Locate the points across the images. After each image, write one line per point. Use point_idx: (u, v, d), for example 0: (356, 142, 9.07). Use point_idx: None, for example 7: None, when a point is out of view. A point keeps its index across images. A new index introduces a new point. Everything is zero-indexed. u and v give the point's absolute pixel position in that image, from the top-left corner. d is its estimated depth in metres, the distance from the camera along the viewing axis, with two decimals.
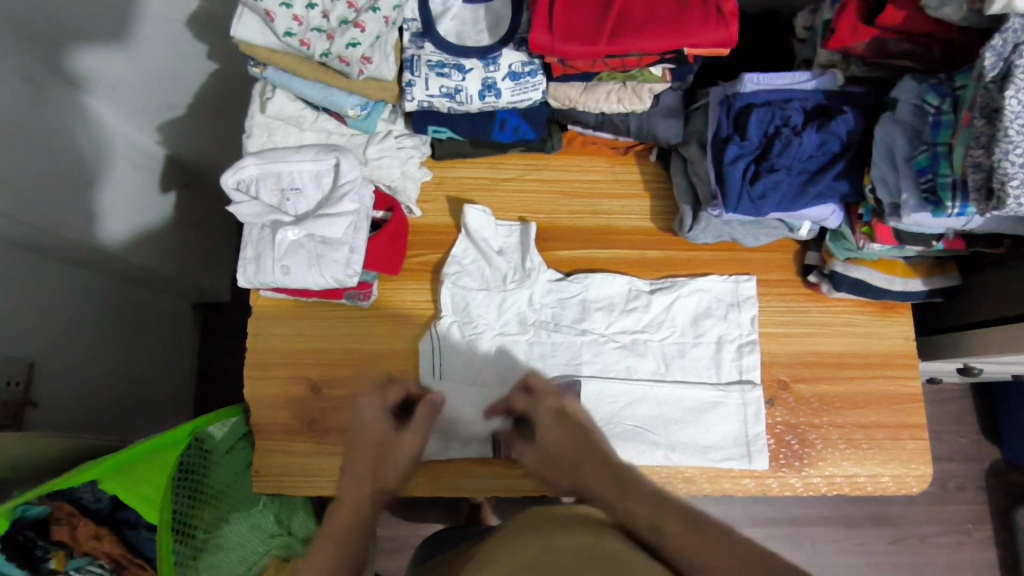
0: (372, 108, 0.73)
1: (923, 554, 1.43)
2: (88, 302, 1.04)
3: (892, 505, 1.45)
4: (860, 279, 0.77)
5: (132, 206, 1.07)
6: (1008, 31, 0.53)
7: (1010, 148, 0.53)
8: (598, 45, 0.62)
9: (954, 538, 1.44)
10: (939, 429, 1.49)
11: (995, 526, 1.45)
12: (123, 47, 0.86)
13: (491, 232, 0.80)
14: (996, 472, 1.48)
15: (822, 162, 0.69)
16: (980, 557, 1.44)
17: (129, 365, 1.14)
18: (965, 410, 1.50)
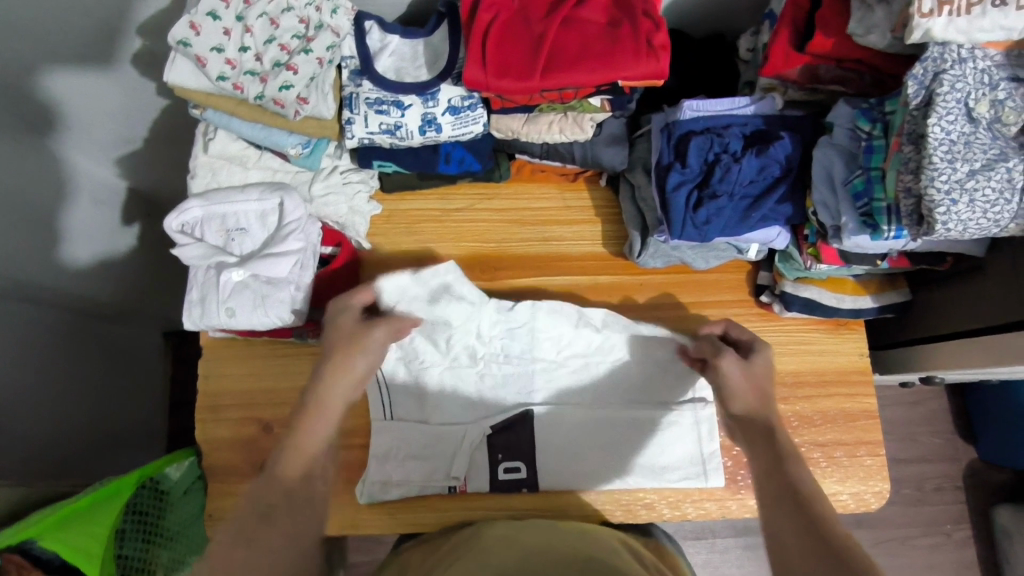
0: (314, 145, 0.73)
1: (904, 556, 1.44)
2: (51, 340, 1.02)
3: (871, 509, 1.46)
4: (810, 298, 0.77)
5: (91, 240, 1.07)
6: (927, 60, 0.55)
7: (935, 174, 0.54)
8: (532, 80, 0.62)
9: (934, 539, 1.45)
10: (915, 430, 1.49)
11: (974, 525, 1.46)
12: (74, 89, 0.86)
13: (416, 287, 0.75)
14: (972, 472, 1.48)
15: (764, 187, 0.69)
16: (961, 557, 1.45)
17: (97, 401, 1.13)
18: (941, 411, 1.51)
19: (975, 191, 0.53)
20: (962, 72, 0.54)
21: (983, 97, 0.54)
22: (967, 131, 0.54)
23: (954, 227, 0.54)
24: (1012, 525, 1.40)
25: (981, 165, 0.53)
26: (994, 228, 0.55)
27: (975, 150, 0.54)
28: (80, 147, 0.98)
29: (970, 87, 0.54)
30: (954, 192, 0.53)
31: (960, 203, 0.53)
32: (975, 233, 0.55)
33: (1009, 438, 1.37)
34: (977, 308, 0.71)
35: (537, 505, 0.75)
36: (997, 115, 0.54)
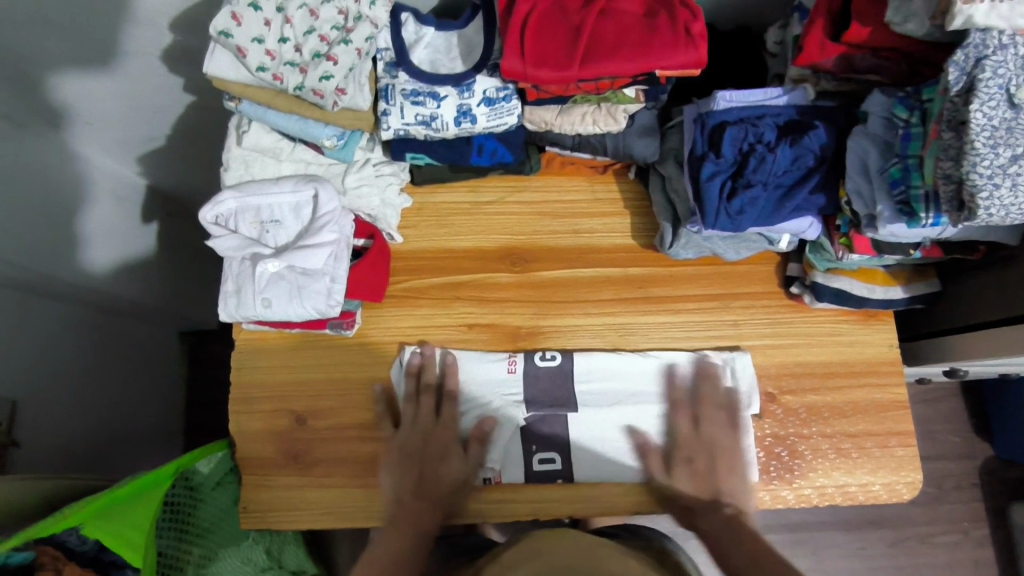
0: (348, 137, 0.73)
1: (923, 555, 1.44)
2: (73, 340, 1.03)
3: (889, 507, 1.46)
4: (842, 289, 0.77)
5: (111, 241, 1.06)
6: (969, 46, 0.55)
7: (978, 160, 0.54)
8: (571, 70, 0.62)
9: (952, 538, 1.45)
10: (931, 428, 1.49)
11: (992, 524, 1.45)
12: (99, 84, 0.86)
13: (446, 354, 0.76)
14: (990, 470, 1.48)
15: (797, 178, 0.70)
16: (979, 555, 1.44)
17: (118, 400, 1.14)
18: (957, 409, 1.51)
19: (1018, 176, 0.53)
20: (1004, 58, 0.54)
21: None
22: (1009, 117, 0.54)
23: (996, 212, 0.55)
24: None
25: None
26: None
27: (1017, 136, 0.54)
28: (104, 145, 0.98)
29: (1012, 73, 0.54)
30: (997, 177, 0.54)
31: (1003, 189, 0.54)
32: (1016, 220, 0.55)
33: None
34: (1009, 297, 0.71)
35: (572, 497, 0.75)
36: None
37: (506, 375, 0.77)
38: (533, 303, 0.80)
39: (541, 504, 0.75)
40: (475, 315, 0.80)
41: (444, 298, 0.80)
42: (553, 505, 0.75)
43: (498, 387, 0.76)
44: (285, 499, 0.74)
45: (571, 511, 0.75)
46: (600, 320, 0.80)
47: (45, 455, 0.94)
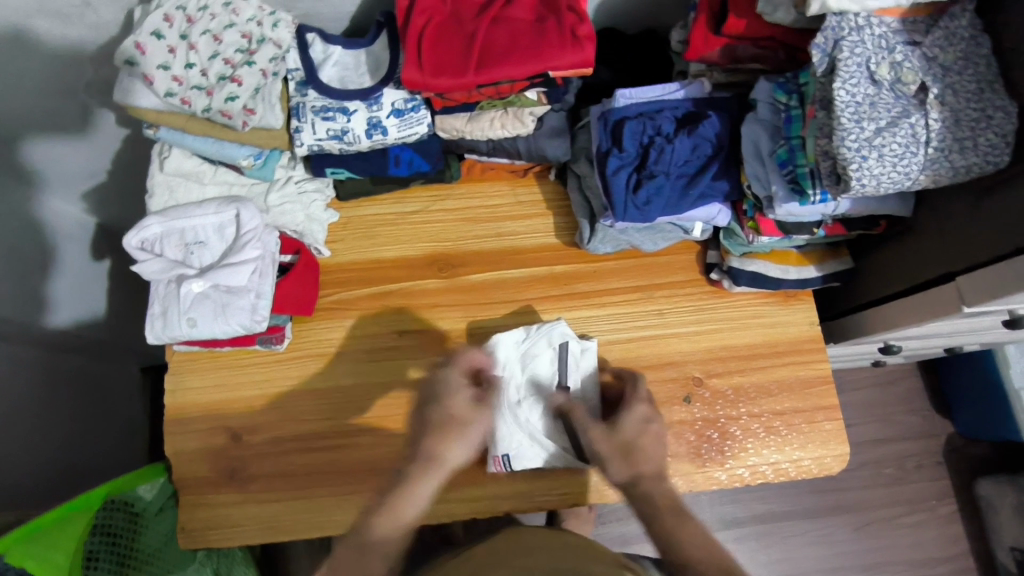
0: (267, 156, 0.75)
1: (891, 536, 1.45)
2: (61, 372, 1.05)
3: (855, 491, 1.48)
4: (757, 272, 0.80)
5: (71, 280, 1.06)
6: (828, 30, 0.58)
7: (845, 134, 0.57)
8: (467, 76, 0.65)
9: (920, 517, 1.46)
10: (891, 409, 1.52)
11: (959, 501, 1.48)
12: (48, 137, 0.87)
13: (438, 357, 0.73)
14: (952, 446, 1.51)
15: (698, 166, 0.73)
16: (947, 532, 1.46)
17: (103, 431, 1.15)
18: (915, 388, 1.54)
19: (883, 147, 0.57)
20: (860, 38, 0.58)
21: (882, 60, 0.58)
22: (872, 93, 0.58)
23: (868, 183, 0.57)
24: (994, 496, 1.42)
25: (886, 123, 0.57)
26: (908, 181, 0.58)
27: (880, 110, 0.57)
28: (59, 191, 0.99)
29: (869, 52, 0.58)
30: (864, 149, 0.57)
31: (871, 160, 0.57)
32: (889, 188, 0.58)
33: (983, 408, 1.39)
34: (908, 269, 0.75)
35: (512, 493, 0.77)
36: (898, 76, 0.58)
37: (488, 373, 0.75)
38: (463, 307, 0.82)
39: (486, 502, 0.77)
40: (406, 321, 0.82)
41: (376, 307, 0.82)
42: (492, 502, 0.77)
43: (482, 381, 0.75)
44: (221, 517, 0.74)
45: (511, 507, 0.77)
46: (529, 318, 0.82)
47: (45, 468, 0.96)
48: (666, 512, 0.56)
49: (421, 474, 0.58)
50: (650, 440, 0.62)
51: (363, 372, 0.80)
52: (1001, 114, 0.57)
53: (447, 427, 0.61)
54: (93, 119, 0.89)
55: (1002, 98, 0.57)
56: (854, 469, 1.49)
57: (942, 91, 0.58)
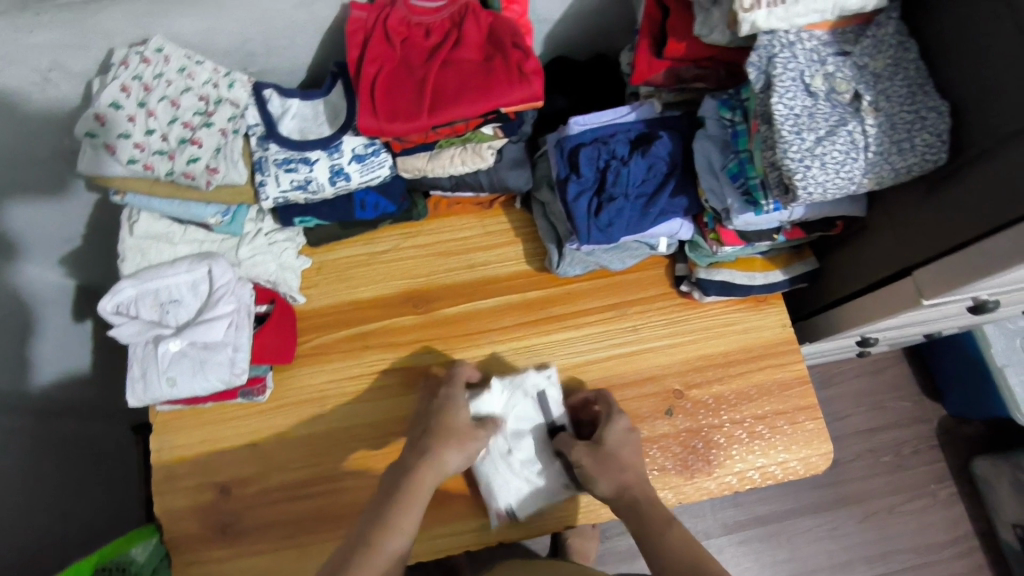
0: (234, 212, 0.77)
1: (895, 525, 1.46)
2: (62, 435, 1.05)
3: (854, 483, 1.48)
4: (724, 281, 0.82)
5: (54, 344, 1.04)
6: (760, 48, 0.61)
7: (787, 147, 0.59)
8: (422, 118, 0.67)
9: (921, 503, 1.47)
10: (881, 398, 1.54)
11: (957, 483, 1.49)
12: (17, 210, 0.88)
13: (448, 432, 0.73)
14: (945, 429, 1.52)
15: (656, 185, 0.75)
16: (950, 516, 1.47)
17: (104, 493, 1.13)
18: (903, 374, 1.56)
19: (824, 156, 0.59)
20: (792, 54, 0.60)
21: (816, 73, 0.60)
22: (809, 104, 0.60)
23: (815, 190, 0.59)
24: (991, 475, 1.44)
25: (825, 133, 0.59)
26: (852, 185, 0.60)
27: (818, 120, 0.60)
28: (37, 256, 0.96)
29: (803, 66, 0.60)
30: (807, 159, 0.59)
31: (814, 169, 0.59)
32: (835, 193, 0.60)
33: (971, 388, 1.41)
34: (866, 267, 0.76)
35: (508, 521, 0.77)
36: (832, 86, 0.60)
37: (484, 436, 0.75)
38: (441, 340, 0.83)
39: (482, 532, 0.77)
40: (385, 360, 0.82)
41: (355, 349, 0.83)
42: (489, 532, 0.77)
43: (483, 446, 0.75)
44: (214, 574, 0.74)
45: (507, 535, 0.77)
46: (507, 345, 0.83)
47: (48, 535, 0.96)
48: (657, 526, 0.62)
49: (427, 468, 0.66)
50: (630, 450, 0.71)
51: (347, 415, 0.80)
52: (934, 114, 0.59)
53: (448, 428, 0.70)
54: (59, 187, 0.89)
55: (934, 99, 0.60)
56: (852, 460, 1.50)
57: (875, 98, 0.60)
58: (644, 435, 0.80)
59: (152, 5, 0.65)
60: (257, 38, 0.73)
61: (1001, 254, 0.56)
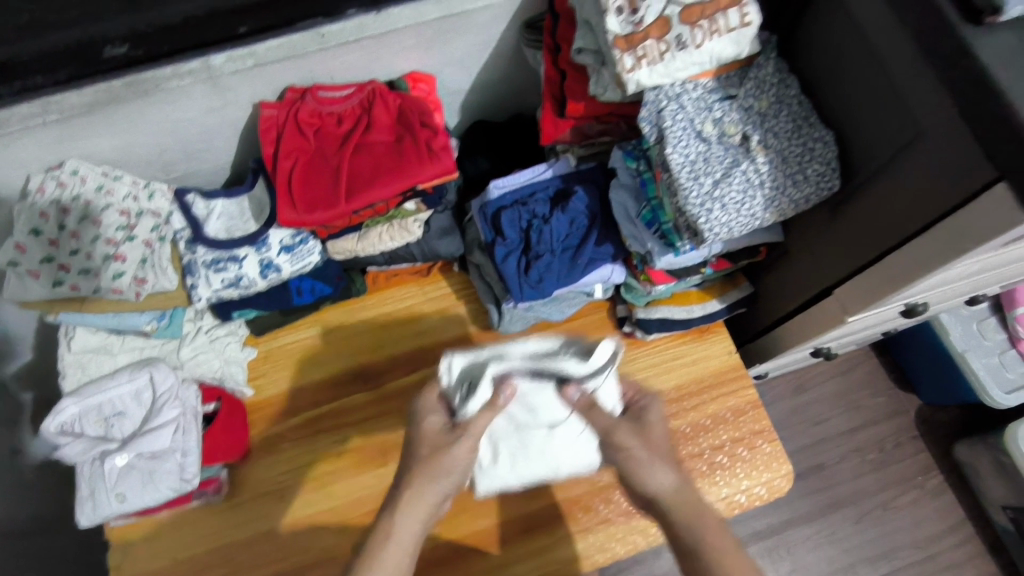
0: (170, 315, 0.78)
1: (891, 521, 1.46)
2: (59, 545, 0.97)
3: (846, 485, 1.48)
4: (663, 318, 0.84)
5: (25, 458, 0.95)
6: (649, 104, 0.64)
7: (686, 193, 0.62)
8: (340, 206, 0.69)
9: (911, 496, 1.47)
10: (857, 397, 1.55)
11: (942, 471, 1.49)
12: None
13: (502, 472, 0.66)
14: (922, 418, 1.53)
15: (580, 237, 0.76)
16: (939, 505, 1.47)
17: None
18: (874, 370, 1.57)
19: (722, 197, 0.61)
20: (679, 105, 0.63)
21: (705, 119, 0.63)
22: (703, 149, 0.63)
23: (721, 230, 0.61)
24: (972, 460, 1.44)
25: (721, 175, 0.62)
26: (756, 221, 0.62)
27: (713, 163, 0.62)
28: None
29: (691, 115, 0.63)
30: (707, 203, 0.61)
31: (716, 211, 0.61)
32: (740, 231, 0.63)
33: (938, 377, 1.42)
34: (792, 289, 0.79)
35: None
36: (722, 130, 0.63)
37: (515, 438, 0.65)
38: (395, 414, 0.83)
39: None
40: (341, 440, 0.82)
41: (309, 433, 0.83)
42: None
43: (524, 445, 0.65)
44: None
45: None
46: None
47: None
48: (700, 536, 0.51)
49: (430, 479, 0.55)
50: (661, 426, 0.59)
51: (323, 493, 0.80)
52: (821, 144, 0.62)
53: (415, 482, 0.55)
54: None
55: (818, 129, 0.63)
56: (839, 462, 1.50)
57: (764, 136, 0.63)
58: (606, 480, 0.81)
59: (63, 131, 0.68)
60: (177, 146, 0.76)
61: (915, 266, 0.57)
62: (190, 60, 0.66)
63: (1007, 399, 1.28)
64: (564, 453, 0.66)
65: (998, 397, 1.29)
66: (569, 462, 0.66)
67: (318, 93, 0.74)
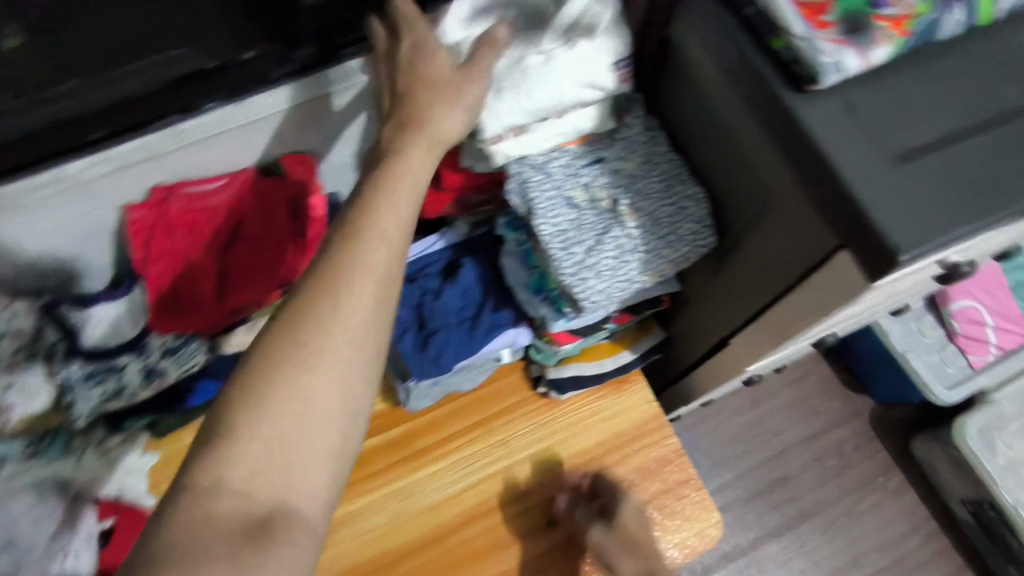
0: (53, 436, 0.72)
1: (858, 527, 1.31)
2: None
3: (809, 494, 1.32)
4: (576, 374, 0.82)
5: None
6: (513, 176, 0.61)
7: (560, 265, 0.60)
8: (212, 314, 0.73)
9: (875, 497, 1.33)
10: (813, 403, 1.40)
11: (902, 469, 1.36)
12: None
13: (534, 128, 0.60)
14: (876, 417, 1.40)
15: (476, 306, 0.75)
16: (905, 505, 1.33)
17: None
18: (826, 375, 1.43)
19: (597, 265, 0.60)
20: (543, 175, 0.61)
21: (573, 185, 0.62)
22: (574, 217, 0.61)
23: (599, 298, 0.60)
24: (929, 456, 1.31)
25: (594, 243, 0.60)
26: (635, 283, 0.61)
27: (585, 232, 0.60)
28: None
29: (558, 183, 0.61)
30: (582, 272, 0.59)
31: (591, 281, 0.60)
32: (621, 295, 0.61)
33: (884, 373, 1.30)
34: (694, 334, 0.78)
35: None
36: (592, 195, 0.62)
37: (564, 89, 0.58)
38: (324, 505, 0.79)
39: None
40: None
41: None
42: None
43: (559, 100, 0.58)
44: None
45: None
46: (384, 494, 0.80)
47: None
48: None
49: (359, 272, 0.45)
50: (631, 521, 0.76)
51: None
52: (694, 202, 0.61)
53: (323, 294, 0.44)
54: None
55: (690, 187, 0.62)
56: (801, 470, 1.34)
57: (634, 200, 0.61)
58: (535, 551, 0.79)
59: None
60: (46, 255, 0.72)
61: (801, 316, 0.55)
62: (39, 176, 0.61)
63: (950, 395, 1.09)
64: (581, 66, 0.57)
65: (941, 395, 1.08)
66: (571, 61, 0.57)
67: (186, 189, 0.71)
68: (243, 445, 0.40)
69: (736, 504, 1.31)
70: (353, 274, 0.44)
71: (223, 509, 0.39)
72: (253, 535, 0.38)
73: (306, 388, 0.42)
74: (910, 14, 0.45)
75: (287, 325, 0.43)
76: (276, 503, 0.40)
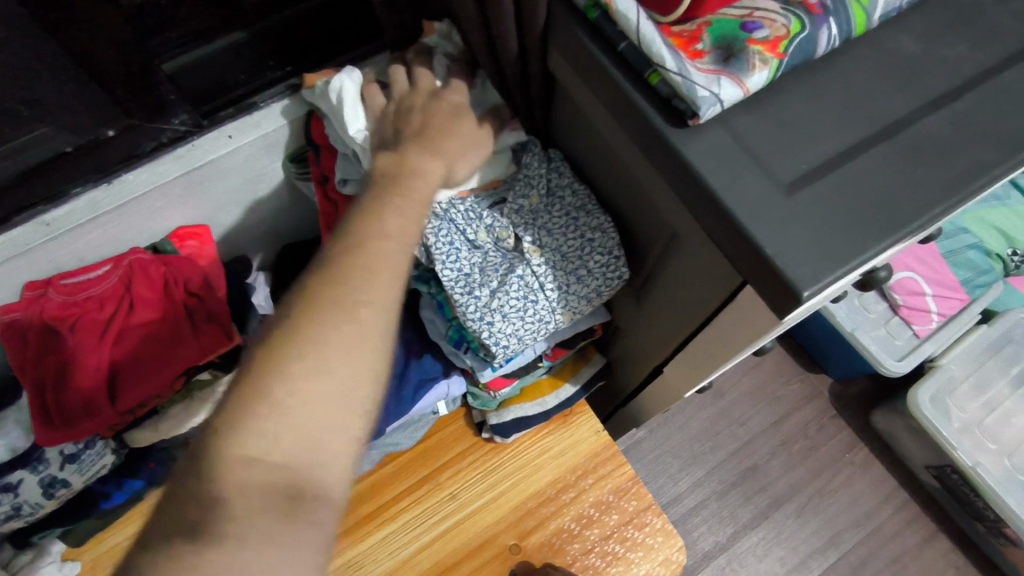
0: None
1: (832, 505, 1.25)
2: None
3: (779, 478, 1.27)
4: (518, 416, 0.78)
5: None
6: None
7: (465, 309, 0.57)
8: (105, 412, 0.63)
9: (844, 473, 1.28)
10: (772, 387, 1.35)
11: (866, 441, 1.32)
12: None
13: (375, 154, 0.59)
14: (836, 394, 1.36)
15: (401, 363, 0.72)
16: (875, 478, 1.29)
17: None
18: (782, 358, 1.38)
19: (502, 307, 0.57)
20: (442, 222, 0.58)
21: (477, 228, 0.60)
22: (477, 259, 0.59)
23: (508, 341, 0.58)
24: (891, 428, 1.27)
25: (498, 283, 0.58)
26: (546, 325, 0.59)
27: (488, 273, 0.58)
28: None
29: (461, 226, 0.59)
30: (487, 315, 0.57)
31: (498, 322, 0.57)
32: (529, 338, 0.59)
33: (834, 353, 1.27)
34: (631, 358, 0.75)
35: None
36: (495, 236, 0.59)
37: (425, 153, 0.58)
38: None
39: None
40: None
41: None
42: None
43: None
44: None
45: None
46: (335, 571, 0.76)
47: None
48: None
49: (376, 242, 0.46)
50: None
51: None
52: (601, 233, 0.58)
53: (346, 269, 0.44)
54: None
55: (597, 217, 0.59)
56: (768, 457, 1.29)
57: (536, 236, 0.59)
58: None
59: None
60: None
61: (723, 343, 0.53)
62: None
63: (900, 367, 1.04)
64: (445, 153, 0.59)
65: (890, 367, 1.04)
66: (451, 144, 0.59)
67: (62, 283, 0.66)
68: (259, 425, 0.38)
69: (710, 500, 1.25)
70: (379, 257, 0.45)
71: (253, 483, 0.37)
72: (283, 511, 0.37)
73: (329, 368, 0.40)
74: (783, 34, 0.43)
75: (303, 308, 0.42)
76: (304, 482, 0.38)
